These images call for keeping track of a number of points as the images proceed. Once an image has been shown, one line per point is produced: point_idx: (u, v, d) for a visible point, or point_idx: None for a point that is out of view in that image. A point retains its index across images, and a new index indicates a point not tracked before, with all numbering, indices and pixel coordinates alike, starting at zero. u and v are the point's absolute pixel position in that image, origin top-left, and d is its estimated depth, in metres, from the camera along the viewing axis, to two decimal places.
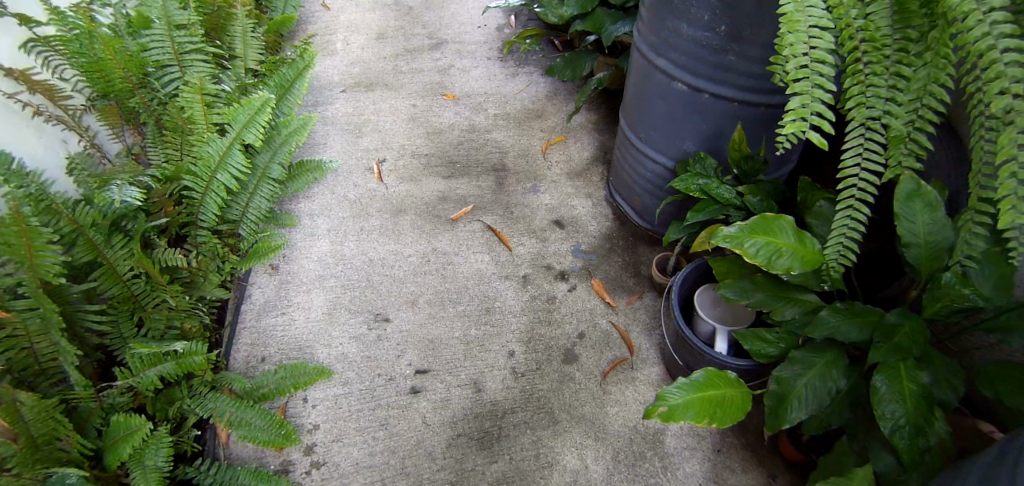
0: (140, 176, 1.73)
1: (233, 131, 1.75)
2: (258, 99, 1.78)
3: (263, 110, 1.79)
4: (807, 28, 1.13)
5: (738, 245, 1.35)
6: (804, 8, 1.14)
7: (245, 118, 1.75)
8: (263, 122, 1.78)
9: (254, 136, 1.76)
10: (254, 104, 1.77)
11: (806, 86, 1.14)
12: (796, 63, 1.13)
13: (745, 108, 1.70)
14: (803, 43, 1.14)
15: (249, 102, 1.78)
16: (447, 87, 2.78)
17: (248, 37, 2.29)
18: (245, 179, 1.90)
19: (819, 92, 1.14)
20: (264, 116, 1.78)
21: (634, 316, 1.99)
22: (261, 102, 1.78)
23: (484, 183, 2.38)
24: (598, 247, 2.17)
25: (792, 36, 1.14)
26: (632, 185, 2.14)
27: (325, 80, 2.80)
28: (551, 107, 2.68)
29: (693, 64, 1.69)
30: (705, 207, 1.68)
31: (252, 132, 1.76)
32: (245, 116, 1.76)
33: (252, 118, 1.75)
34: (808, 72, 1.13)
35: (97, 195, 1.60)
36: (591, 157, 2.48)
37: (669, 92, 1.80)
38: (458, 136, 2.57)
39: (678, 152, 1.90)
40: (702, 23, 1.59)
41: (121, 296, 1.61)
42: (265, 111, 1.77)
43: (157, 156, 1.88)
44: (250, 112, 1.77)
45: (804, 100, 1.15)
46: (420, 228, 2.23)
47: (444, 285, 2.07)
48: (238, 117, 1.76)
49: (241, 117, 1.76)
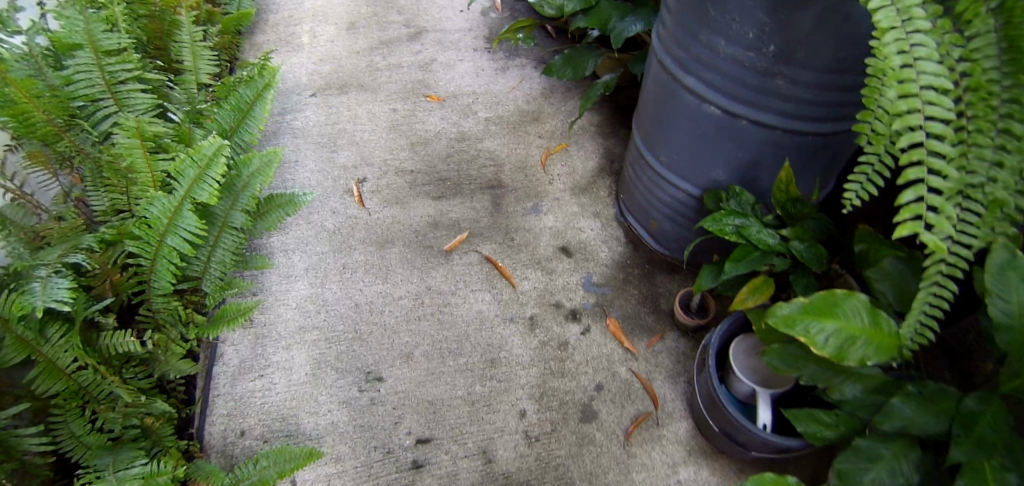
0: (70, 255, 1.40)
1: (180, 188, 1.43)
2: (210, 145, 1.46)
3: (216, 160, 1.46)
4: (922, 91, 0.96)
5: (802, 332, 1.14)
6: (913, 63, 0.97)
7: (193, 173, 1.44)
8: (215, 179, 1.46)
9: (206, 194, 1.45)
10: (206, 159, 1.45)
11: (919, 172, 1.00)
12: (910, 141, 0.99)
13: (790, 136, 1.45)
14: (916, 112, 0.98)
15: (197, 153, 1.45)
16: (430, 86, 2.47)
17: (199, 47, 1.97)
18: (203, 232, 1.62)
19: (935, 179, 0.99)
20: (219, 170, 1.46)
21: (656, 362, 1.78)
22: (213, 151, 1.46)
23: (479, 203, 2.12)
24: (612, 278, 1.94)
25: (903, 103, 0.98)
26: (648, 207, 1.90)
27: (292, 81, 2.47)
28: (548, 107, 2.39)
29: (729, 86, 1.43)
30: (745, 254, 1.45)
31: (203, 190, 1.44)
32: (193, 170, 1.44)
33: (202, 172, 1.44)
34: (923, 154, 0.99)
35: (16, 300, 1.29)
36: (596, 167, 2.22)
37: (698, 115, 1.55)
38: (447, 146, 2.28)
39: (706, 180, 1.66)
40: (746, 40, 1.32)
41: (67, 392, 1.37)
42: (221, 164, 1.45)
43: (99, 201, 1.59)
44: (197, 169, 1.44)
45: (916, 189, 1.00)
46: (410, 262, 1.98)
47: (441, 333, 1.83)
48: (184, 173, 1.44)
49: (187, 175, 1.44)
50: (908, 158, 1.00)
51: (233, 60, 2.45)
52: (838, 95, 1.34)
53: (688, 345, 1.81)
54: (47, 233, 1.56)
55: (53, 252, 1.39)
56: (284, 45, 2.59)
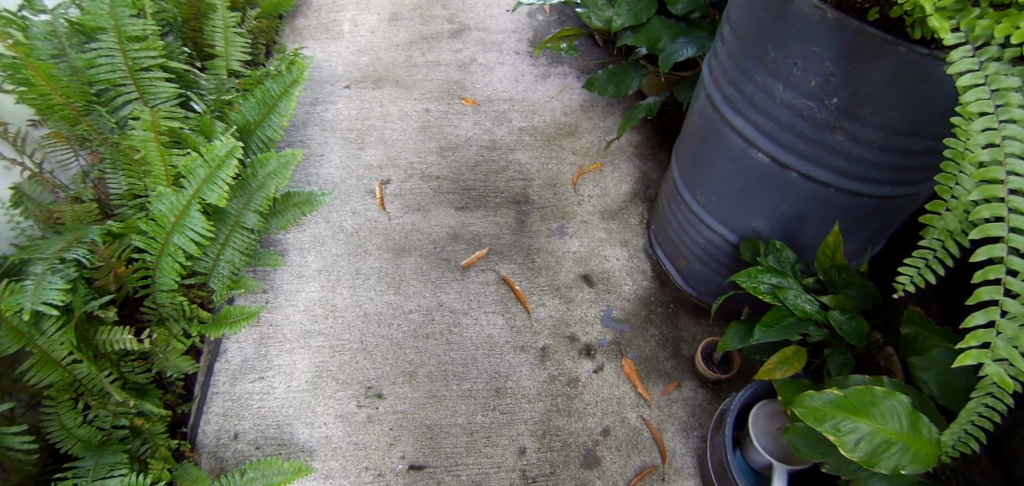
0: (70, 249, 1.37)
1: (189, 188, 1.39)
2: (225, 144, 1.41)
3: (228, 160, 1.42)
4: (1008, 196, 0.84)
5: (831, 426, 1.04)
6: (1003, 159, 0.84)
7: (203, 173, 1.39)
8: (226, 181, 1.41)
9: (215, 195, 1.40)
10: (218, 160, 1.40)
11: (994, 292, 0.87)
12: (987, 256, 0.86)
13: (843, 195, 1.32)
14: (999, 222, 0.85)
15: (208, 152, 1.40)
16: (466, 88, 2.39)
17: (232, 33, 1.94)
18: (213, 230, 1.58)
19: (1009, 301, 0.87)
20: (230, 171, 1.41)
21: (669, 412, 1.68)
22: (225, 152, 1.41)
23: (503, 218, 2.04)
24: (633, 315, 1.84)
25: (985, 207, 0.85)
26: (679, 245, 1.79)
27: (326, 70, 2.41)
28: (586, 122, 2.28)
29: (782, 135, 1.30)
30: (778, 320, 1.34)
31: (213, 191, 1.39)
32: (204, 170, 1.40)
33: (212, 173, 1.39)
34: (1000, 272, 0.86)
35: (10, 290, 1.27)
36: (630, 192, 2.10)
37: (744, 159, 1.42)
38: (476, 153, 2.20)
39: (744, 228, 1.54)
40: (807, 89, 1.19)
41: (61, 383, 1.34)
42: (233, 166, 1.40)
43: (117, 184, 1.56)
44: (208, 169, 1.40)
45: (988, 313, 0.87)
46: (425, 274, 1.92)
47: (448, 354, 1.76)
48: (193, 172, 1.39)
49: (198, 175, 1.39)
50: (981, 275, 0.88)
51: (270, 44, 2.40)
52: (903, 159, 1.21)
53: (706, 397, 1.71)
54: (59, 214, 1.52)
55: (52, 247, 1.37)
56: (323, 32, 2.54)
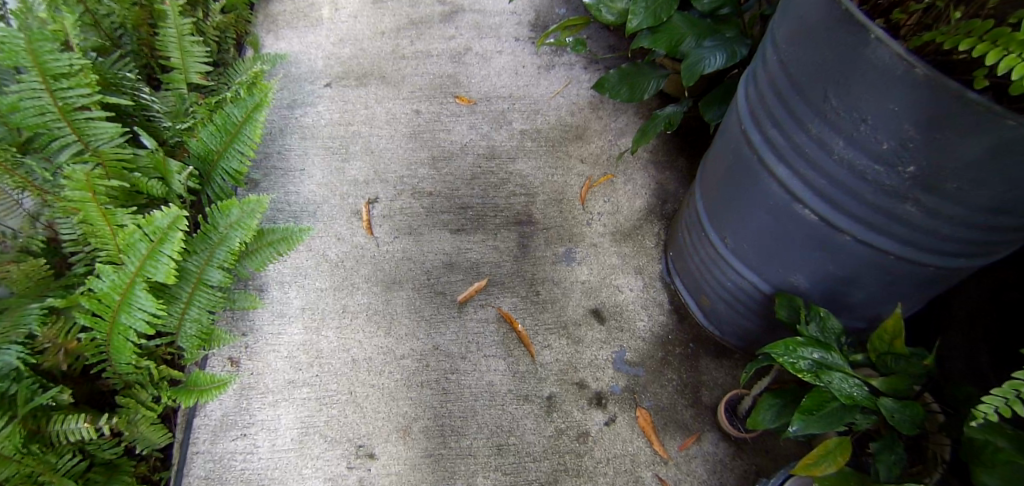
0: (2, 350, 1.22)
1: (130, 264, 1.21)
2: (171, 213, 1.24)
3: (174, 231, 1.24)
4: None
5: None
6: None
7: (144, 249, 1.21)
8: (169, 260, 1.23)
9: (162, 273, 1.23)
10: (160, 233, 1.22)
11: None
12: None
13: (902, 264, 1.13)
14: None
15: (149, 224, 1.22)
16: (461, 84, 2.14)
17: (188, 41, 1.70)
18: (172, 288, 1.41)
19: None
20: (176, 245, 1.24)
21: (688, 470, 1.53)
22: (167, 224, 1.23)
23: (504, 243, 1.84)
24: (649, 357, 1.66)
25: None
26: (702, 282, 1.60)
27: (305, 65, 2.16)
28: (595, 124, 2.04)
29: (836, 195, 1.09)
30: (820, 405, 1.17)
31: (158, 268, 1.22)
32: (144, 245, 1.22)
33: (154, 250, 1.21)
34: None
35: None
36: (645, 207, 1.89)
37: (786, 212, 1.21)
38: (473, 164, 1.97)
39: (779, 280, 1.34)
40: (877, 150, 0.98)
41: (19, 478, 1.15)
42: (181, 239, 1.23)
43: (70, 229, 1.41)
44: (149, 243, 1.22)
45: None
46: (418, 312, 1.74)
47: (445, 406, 1.61)
48: (133, 247, 1.21)
49: (137, 253, 1.21)
50: None
51: (240, 37, 2.15)
52: (983, 234, 1.01)
53: (729, 452, 1.55)
54: (5, 273, 1.34)
55: None
56: (300, 19, 2.27)
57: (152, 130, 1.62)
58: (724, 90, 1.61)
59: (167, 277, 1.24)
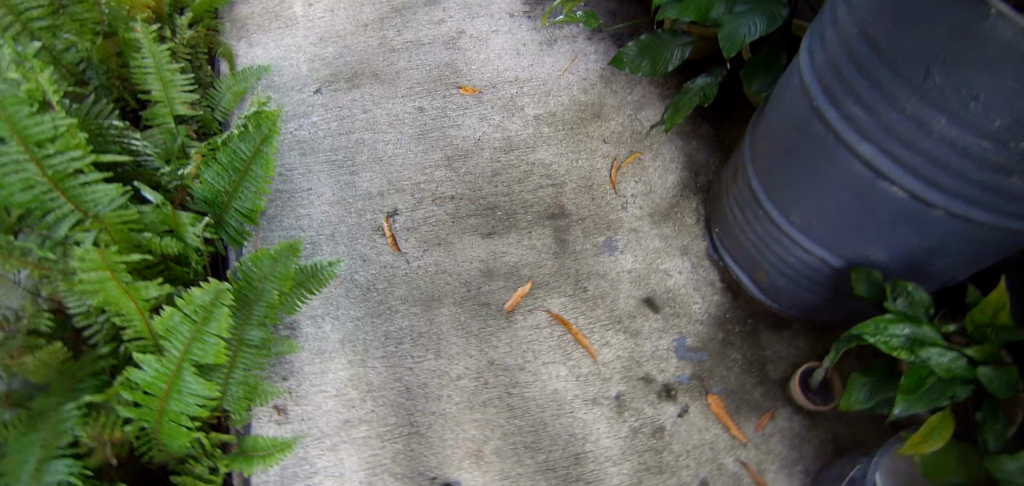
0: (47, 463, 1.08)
1: (173, 350, 1.12)
2: (207, 288, 1.14)
3: (216, 307, 1.15)
4: None
5: None
6: None
7: (186, 332, 1.13)
8: (214, 338, 1.14)
9: (211, 355, 1.14)
10: (201, 311, 1.13)
11: None
12: None
13: (995, 233, 1.08)
14: None
15: (186, 304, 1.13)
16: (461, 73, 2.01)
17: (169, 69, 1.52)
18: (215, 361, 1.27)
19: None
20: (221, 321, 1.14)
21: (769, 449, 1.51)
22: (209, 300, 1.14)
23: (540, 240, 1.76)
24: (710, 340, 1.63)
25: None
26: (758, 258, 1.55)
27: (289, 72, 1.98)
28: (611, 100, 1.98)
29: (932, 172, 1.02)
30: (919, 383, 1.13)
31: (206, 350, 1.13)
32: (186, 328, 1.13)
33: (200, 331, 1.12)
34: None
35: None
36: (679, 182, 1.85)
37: (868, 190, 1.14)
38: (492, 159, 1.87)
39: (854, 254, 1.30)
40: (986, 128, 0.92)
41: None
42: (226, 315, 1.14)
43: (78, 301, 1.26)
44: (190, 325, 1.13)
45: None
46: (464, 327, 1.66)
47: (513, 422, 1.55)
48: (174, 331, 1.12)
49: (179, 336, 1.13)
50: None
51: (212, 49, 1.96)
52: None
53: (803, 425, 1.54)
54: (19, 362, 1.16)
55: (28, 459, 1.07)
56: (272, 21, 2.09)
57: (149, 176, 1.47)
58: (766, 57, 1.57)
59: (215, 356, 1.15)
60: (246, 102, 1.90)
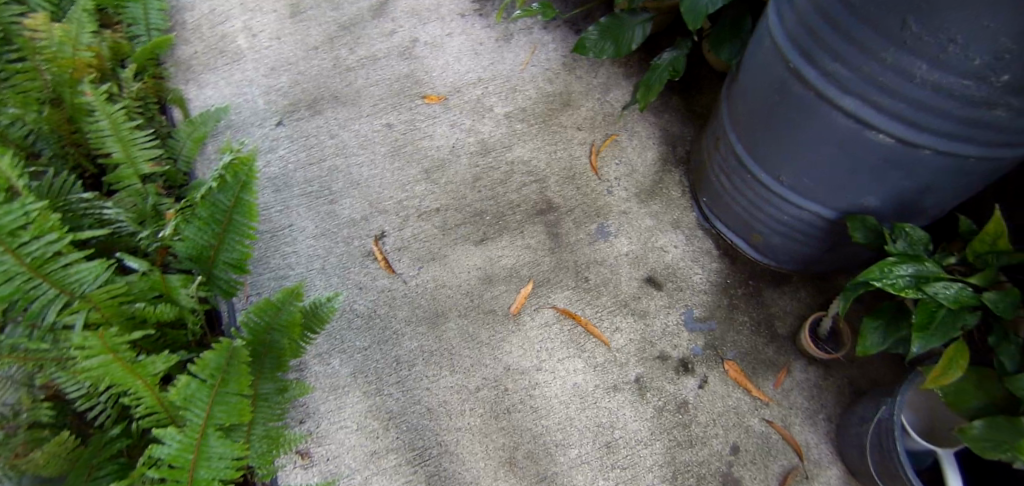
0: None
1: (196, 415, 1.07)
2: (219, 351, 1.11)
3: (231, 367, 1.12)
4: None
5: None
6: None
7: (206, 397, 1.08)
8: (236, 396, 1.11)
9: (235, 414, 1.10)
10: (218, 375, 1.10)
11: None
12: None
13: (980, 163, 1.12)
14: None
15: (202, 369, 1.09)
16: (423, 82, 1.98)
17: (127, 129, 1.47)
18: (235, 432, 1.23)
19: None
20: (240, 379, 1.12)
21: (791, 403, 1.56)
22: (222, 362, 1.10)
23: (534, 238, 1.75)
24: (716, 308, 1.66)
25: None
26: (751, 220, 1.57)
27: (246, 108, 1.92)
28: (577, 87, 1.98)
29: (917, 116, 1.05)
30: (931, 317, 1.16)
31: (229, 411, 1.09)
32: (205, 394, 1.08)
33: (218, 394, 1.09)
34: None
35: None
36: (658, 158, 1.87)
37: (855, 141, 1.16)
38: (470, 165, 1.85)
39: (846, 204, 1.32)
40: (967, 68, 0.94)
41: None
42: (243, 372, 1.12)
43: (75, 385, 1.20)
44: (208, 389, 1.09)
45: None
46: (474, 338, 1.64)
47: (540, 424, 1.55)
48: (194, 399, 1.07)
49: (199, 404, 1.08)
50: None
51: (161, 97, 1.88)
52: None
53: (819, 374, 1.59)
54: (27, 460, 1.10)
55: None
56: (218, 58, 2.01)
57: (123, 242, 1.43)
58: (730, 24, 1.59)
59: (239, 415, 1.11)
60: (209, 146, 1.84)
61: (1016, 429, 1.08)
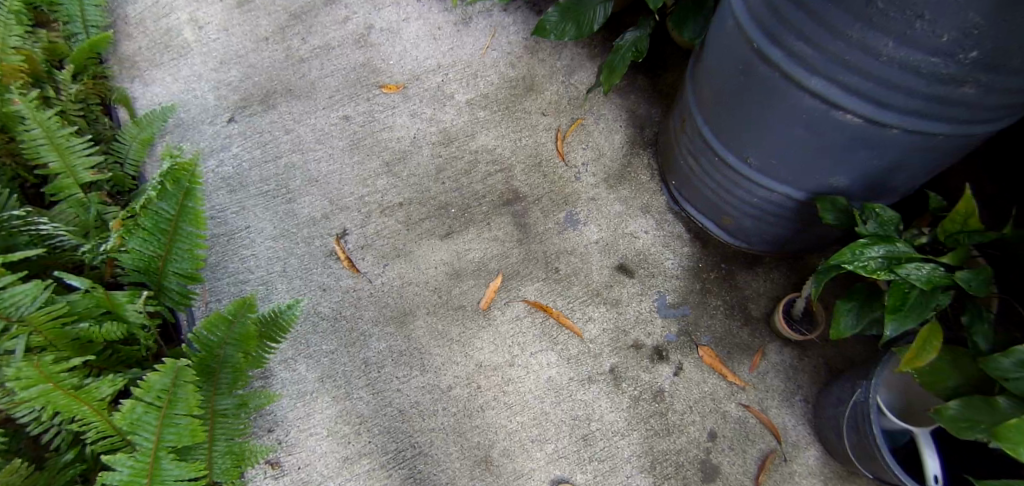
0: None
1: (145, 438, 1.01)
2: (165, 370, 1.02)
3: (179, 387, 1.04)
4: None
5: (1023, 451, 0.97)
6: None
7: (154, 419, 1.01)
8: (187, 417, 1.04)
9: (186, 436, 1.04)
10: (165, 396, 1.02)
11: None
12: None
13: (950, 140, 1.09)
14: None
15: (146, 392, 1.01)
16: (381, 71, 1.90)
17: (63, 135, 1.39)
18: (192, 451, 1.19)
19: None
20: (189, 400, 1.04)
21: (767, 386, 1.55)
22: (168, 382, 1.02)
23: (501, 230, 1.70)
24: (689, 293, 1.64)
25: None
26: (721, 203, 1.54)
27: (195, 105, 1.83)
28: (541, 70, 1.92)
29: (885, 95, 1.01)
30: (904, 298, 1.15)
31: (180, 433, 1.03)
32: (153, 416, 1.01)
33: (167, 415, 1.02)
34: None
35: None
36: (626, 141, 1.83)
37: (822, 121, 1.13)
38: (433, 156, 1.79)
39: (815, 184, 1.29)
40: (935, 45, 0.90)
41: None
42: (193, 392, 1.04)
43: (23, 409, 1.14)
44: (156, 411, 1.02)
45: None
46: (444, 335, 1.60)
47: (515, 420, 1.51)
48: (141, 422, 1.00)
49: (148, 427, 1.01)
50: None
51: (104, 98, 1.78)
52: None
53: (795, 355, 1.58)
54: None
55: None
56: (162, 53, 1.91)
57: (65, 257, 1.36)
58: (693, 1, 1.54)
59: (192, 436, 1.04)
60: (157, 147, 1.74)
61: (993, 412, 1.07)
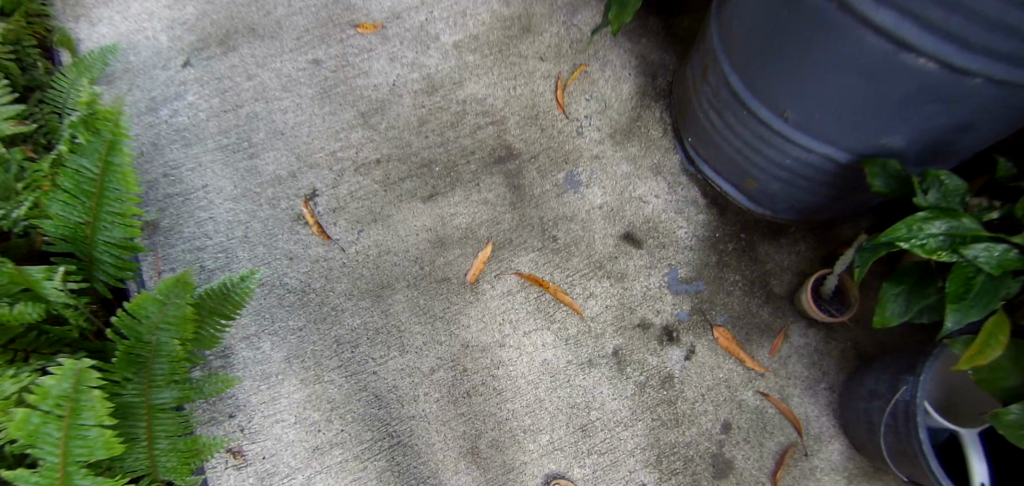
0: None
1: (47, 455, 0.84)
2: (64, 373, 0.85)
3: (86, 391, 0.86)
4: None
5: None
6: None
7: (56, 431, 0.84)
8: (99, 429, 0.86)
9: (100, 450, 0.86)
10: (66, 404, 0.84)
11: None
12: None
13: None
14: None
15: (42, 400, 0.83)
16: (356, 9, 1.66)
17: None
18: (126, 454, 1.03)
19: None
20: (99, 407, 0.86)
21: (789, 372, 1.38)
22: (71, 387, 0.84)
23: (492, 192, 1.50)
24: (704, 266, 1.45)
25: None
26: (745, 164, 1.33)
27: (146, 47, 1.58)
28: (540, 9, 1.68)
29: (975, 32, 0.81)
30: (968, 285, 0.96)
31: (90, 446, 0.85)
32: (55, 428, 0.84)
33: (71, 427, 0.84)
34: None
35: None
36: (635, 92, 1.61)
37: (885, 66, 0.92)
38: (415, 106, 1.57)
39: (863, 144, 1.09)
40: None
41: None
42: (101, 398, 0.85)
43: None
44: (58, 422, 0.84)
45: None
46: (426, 310, 1.41)
47: (505, 408, 1.34)
48: (40, 435, 0.83)
49: (49, 440, 0.84)
50: None
51: (42, 39, 1.54)
52: None
53: (821, 338, 1.41)
54: None
55: None
56: None
57: None
58: None
59: (109, 448, 0.87)
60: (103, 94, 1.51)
61: None
